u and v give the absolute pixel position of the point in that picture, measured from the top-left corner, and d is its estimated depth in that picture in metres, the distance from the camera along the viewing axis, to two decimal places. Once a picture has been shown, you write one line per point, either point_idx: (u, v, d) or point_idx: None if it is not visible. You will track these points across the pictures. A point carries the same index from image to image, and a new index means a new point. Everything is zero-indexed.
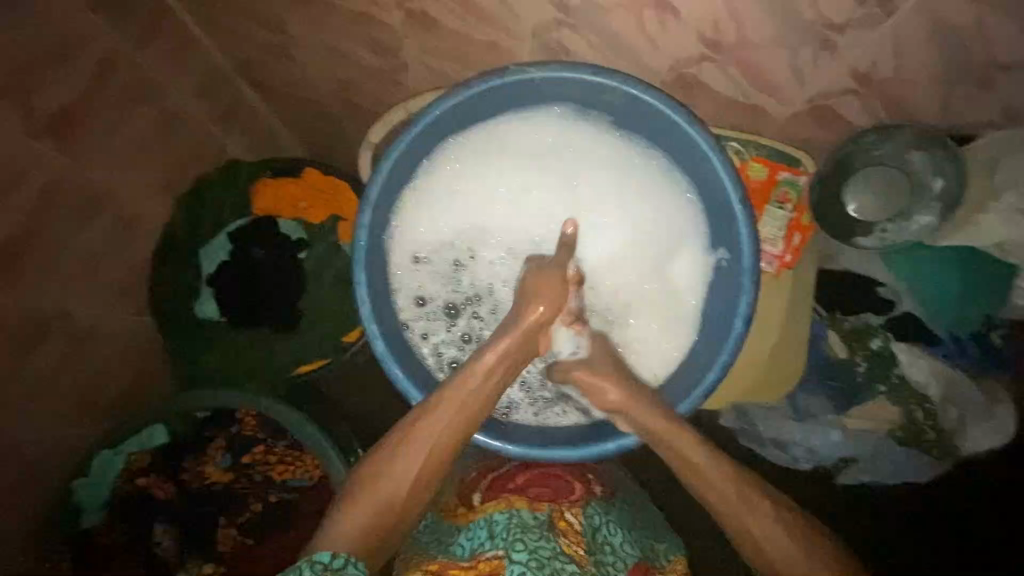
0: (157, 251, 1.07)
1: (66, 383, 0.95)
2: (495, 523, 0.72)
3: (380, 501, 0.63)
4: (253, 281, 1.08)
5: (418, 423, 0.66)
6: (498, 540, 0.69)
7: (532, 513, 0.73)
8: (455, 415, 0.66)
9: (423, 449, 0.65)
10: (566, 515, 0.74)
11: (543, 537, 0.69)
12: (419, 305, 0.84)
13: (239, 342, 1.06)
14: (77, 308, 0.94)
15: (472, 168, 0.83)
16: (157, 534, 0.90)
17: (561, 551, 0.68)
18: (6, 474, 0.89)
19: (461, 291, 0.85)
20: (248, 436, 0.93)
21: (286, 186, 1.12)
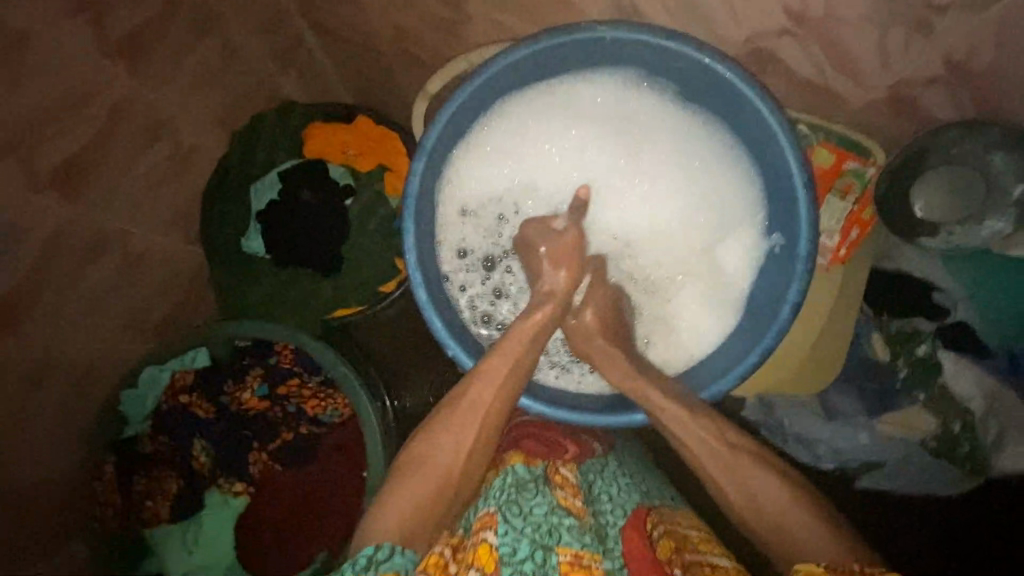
0: (213, 183, 1.09)
1: (120, 300, 0.99)
2: (492, 489, 0.69)
3: (439, 472, 0.69)
4: (298, 222, 1.09)
5: (462, 393, 0.73)
6: (491, 500, 0.67)
7: (525, 468, 0.71)
8: (496, 378, 0.73)
9: (434, 466, 0.70)
10: (561, 470, 0.73)
11: (538, 493, 0.68)
12: (460, 257, 0.84)
13: (281, 279, 1.09)
14: (134, 230, 0.98)
15: (530, 126, 0.81)
16: (195, 451, 0.94)
17: (558, 505, 0.67)
18: (60, 380, 0.94)
19: (500, 244, 0.85)
20: (285, 368, 0.96)
21: (338, 131, 1.14)
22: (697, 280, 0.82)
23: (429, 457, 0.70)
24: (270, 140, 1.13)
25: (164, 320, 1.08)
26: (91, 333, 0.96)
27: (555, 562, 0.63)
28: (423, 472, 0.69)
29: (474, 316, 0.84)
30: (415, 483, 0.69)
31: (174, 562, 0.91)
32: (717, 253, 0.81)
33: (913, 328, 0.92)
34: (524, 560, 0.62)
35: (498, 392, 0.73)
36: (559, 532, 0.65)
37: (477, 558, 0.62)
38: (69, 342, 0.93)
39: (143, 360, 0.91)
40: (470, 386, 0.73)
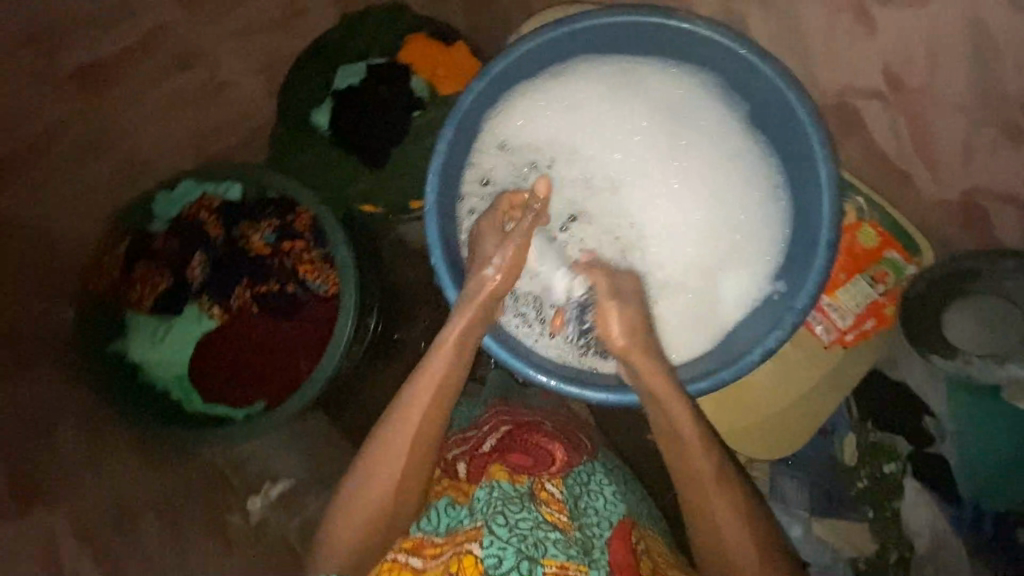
0: (308, 49, 1.18)
1: (191, 113, 1.13)
2: (477, 501, 0.76)
3: (380, 499, 0.73)
4: (367, 113, 1.15)
5: (398, 412, 0.74)
6: (478, 513, 0.74)
7: (511, 484, 0.77)
8: (432, 393, 0.73)
9: (395, 458, 0.73)
10: (546, 486, 0.80)
11: (524, 510, 0.73)
12: (482, 185, 0.85)
13: (330, 157, 1.15)
14: (223, 58, 1.12)
15: (595, 92, 0.83)
16: (193, 262, 1.02)
17: (544, 520, 0.74)
18: (114, 154, 1.07)
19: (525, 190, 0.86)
20: (298, 230, 1.02)
21: (435, 49, 1.18)
22: (691, 296, 0.82)
23: (369, 480, 0.73)
24: (373, 34, 1.20)
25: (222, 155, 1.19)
26: (159, 130, 1.11)
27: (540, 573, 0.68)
28: (363, 501, 0.73)
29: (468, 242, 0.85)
30: (381, 480, 0.73)
31: (137, 344, 0.99)
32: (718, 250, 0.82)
33: (891, 444, 0.87)
34: (509, 570, 0.67)
35: (431, 405, 0.73)
36: (544, 545, 0.70)
37: (461, 566, 0.69)
38: (137, 126, 1.08)
39: (181, 172, 0.98)
40: (405, 403, 0.74)
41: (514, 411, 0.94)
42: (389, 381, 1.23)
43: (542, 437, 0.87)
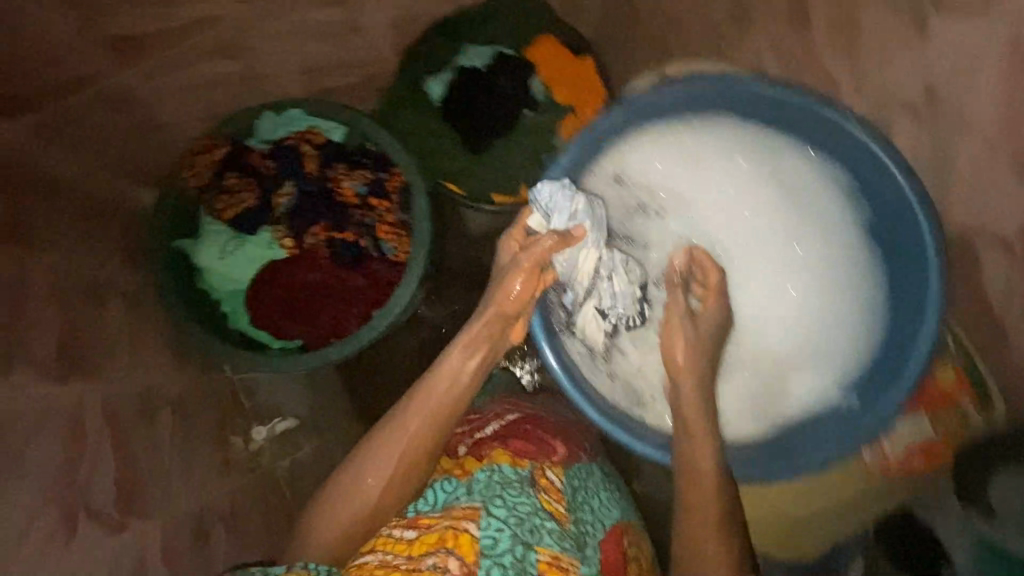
0: (446, 20, 1.21)
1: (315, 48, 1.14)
2: (474, 482, 0.80)
3: (361, 506, 0.74)
4: (481, 97, 1.17)
5: (392, 422, 0.76)
6: (475, 494, 0.77)
7: (512, 469, 0.80)
8: (428, 409, 0.76)
9: (397, 445, 0.75)
10: (546, 474, 0.83)
11: (523, 494, 0.78)
12: None
13: (433, 126, 1.17)
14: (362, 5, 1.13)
15: (723, 154, 0.82)
16: (283, 190, 1.02)
17: (541, 508, 0.78)
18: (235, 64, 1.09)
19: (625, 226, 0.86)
20: (387, 189, 1.02)
21: (562, 56, 1.20)
22: (756, 379, 0.83)
23: (355, 486, 0.74)
24: (510, 25, 1.22)
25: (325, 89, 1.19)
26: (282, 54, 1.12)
27: (534, 558, 0.72)
28: (345, 501, 0.74)
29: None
30: (382, 465, 0.74)
31: (203, 253, 1.00)
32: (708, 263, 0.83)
33: None
34: (504, 551, 0.71)
35: (428, 420, 0.76)
36: (540, 533, 0.75)
37: (458, 543, 0.71)
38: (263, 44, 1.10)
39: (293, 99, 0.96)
40: (402, 415, 0.76)
41: (519, 403, 0.96)
42: (412, 356, 1.23)
43: (546, 428, 0.90)
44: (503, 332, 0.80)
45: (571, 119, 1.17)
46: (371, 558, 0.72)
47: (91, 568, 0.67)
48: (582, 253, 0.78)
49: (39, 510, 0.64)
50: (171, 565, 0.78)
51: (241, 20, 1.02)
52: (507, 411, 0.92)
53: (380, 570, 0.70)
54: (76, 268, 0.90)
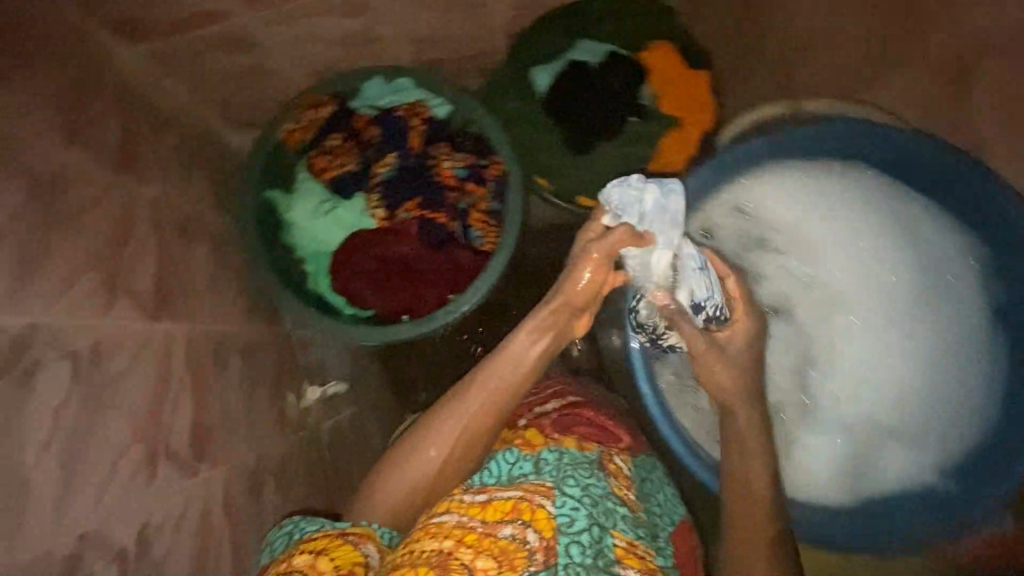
0: (565, 9, 1.16)
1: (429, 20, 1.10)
2: (542, 463, 0.77)
3: (419, 481, 0.75)
4: (588, 95, 1.14)
5: (449, 401, 0.77)
6: (545, 472, 0.75)
7: (581, 451, 0.81)
8: (485, 393, 0.76)
9: (456, 422, 0.75)
10: (615, 460, 0.84)
11: (593, 476, 0.76)
12: (701, 236, 0.79)
13: (535, 118, 1.15)
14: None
15: (860, 204, 0.77)
16: (383, 160, 1.00)
17: (613, 493, 0.78)
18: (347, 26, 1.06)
19: (739, 260, 0.80)
20: (485, 176, 1.00)
21: (678, 66, 1.15)
22: (851, 435, 0.82)
23: (413, 461, 0.75)
24: (630, 25, 1.18)
25: (429, 56, 1.15)
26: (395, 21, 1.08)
27: (610, 542, 0.72)
28: (403, 475, 0.75)
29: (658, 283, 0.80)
30: (441, 441, 0.75)
31: (297, 211, 0.99)
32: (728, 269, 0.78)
33: None
34: (580, 530, 0.69)
35: (486, 402, 0.75)
36: (615, 518, 0.74)
37: (533, 516, 0.69)
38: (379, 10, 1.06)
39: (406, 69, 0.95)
40: (461, 396, 0.76)
41: (570, 386, 0.98)
42: (471, 344, 1.21)
43: (606, 417, 0.91)
44: (568, 321, 0.77)
45: (675, 133, 1.14)
46: (441, 520, 0.69)
47: (168, 514, 0.66)
48: (655, 255, 0.72)
49: (127, 449, 0.63)
50: (229, 515, 0.78)
51: None
52: (566, 394, 0.93)
53: (458, 531, 0.67)
54: (167, 200, 0.89)
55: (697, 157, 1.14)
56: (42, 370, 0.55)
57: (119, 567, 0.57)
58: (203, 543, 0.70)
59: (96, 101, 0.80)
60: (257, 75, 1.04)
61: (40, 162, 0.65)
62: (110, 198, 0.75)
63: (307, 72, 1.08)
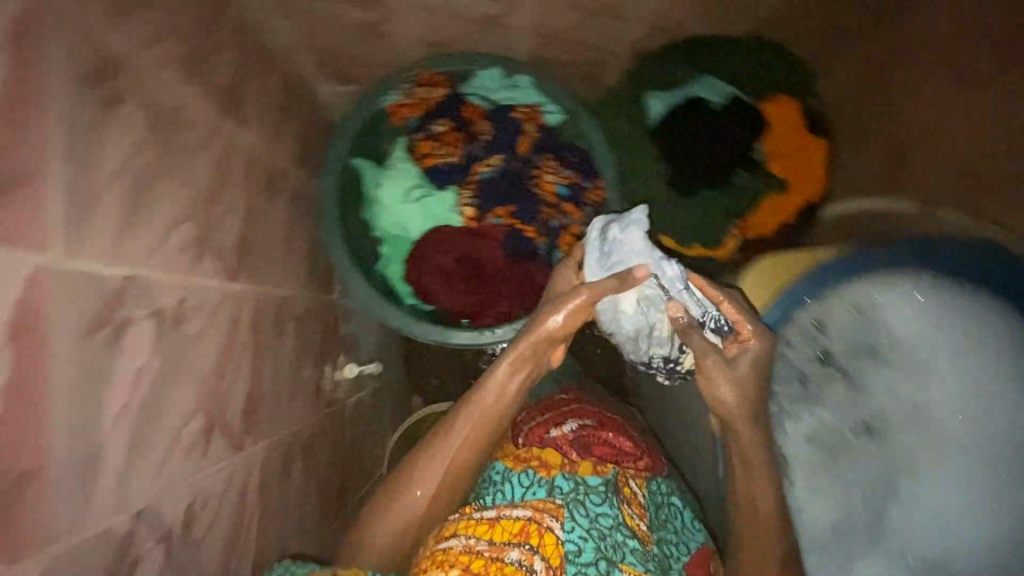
0: (699, 39, 1.09)
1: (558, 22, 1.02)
2: (555, 487, 0.76)
3: (411, 514, 0.76)
4: (701, 136, 1.07)
5: (438, 433, 0.78)
6: (558, 491, 0.75)
7: (595, 479, 0.78)
8: (472, 424, 0.77)
9: (444, 455, 0.77)
10: (629, 483, 0.81)
11: (605, 503, 0.76)
12: (815, 327, 0.77)
13: (641, 146, 1.10)
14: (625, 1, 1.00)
15: (1013, 349, 0.64)
16: (485, 160, 0.95)
17: (624, 523, 0.76)
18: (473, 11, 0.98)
19: (847, 361, 0.76)
20: (583, 199, 0.96)
21: (800, 127, 1.08)
22: None
23: (406, 491, 0.76)
24: (762, 70, 1.09)
25: (547, 53, 1.09)
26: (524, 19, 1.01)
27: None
28: (397, 506, 0.76)
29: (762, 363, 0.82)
30: (432, 475, 0.76)
31: (386, 192, 0.94)
32: (722, 292, 0.74)
33: None
34: (587, 562, 0.71)
35: (472, 432, 0.77)
36: (622, 551, 0.73)
37: (543, 542, 0.72)
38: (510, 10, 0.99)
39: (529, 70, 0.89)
40: (452, 427, 0.77)
41: (585, 401, 0.92)
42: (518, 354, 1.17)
43: (620, 428, 0.87)
44: (545, 352, 0.79)
45: (777, 198, 1.09)
46: (452, 542, 0.72)
47: (214, 491, 0.63)
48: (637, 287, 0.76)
49: (188, 419, 0.59)
50: (260, 493, 0.74)
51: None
52: (579, 410, 0.88)
53: (464, 557, 0.69)
54: (261, 149, 0.84)
55: (793, 227, 1.11)
56: (129, 329, 0.50)
57: (164, 547, 0.54)
58: (237, 522, 0.67)
59: (220, 32, 0.74)
60: (372, 34, 0.98)
61: (161, 95, 0.59)
62: (215, 142, 0.70)
63: (422, 40, 1.02)
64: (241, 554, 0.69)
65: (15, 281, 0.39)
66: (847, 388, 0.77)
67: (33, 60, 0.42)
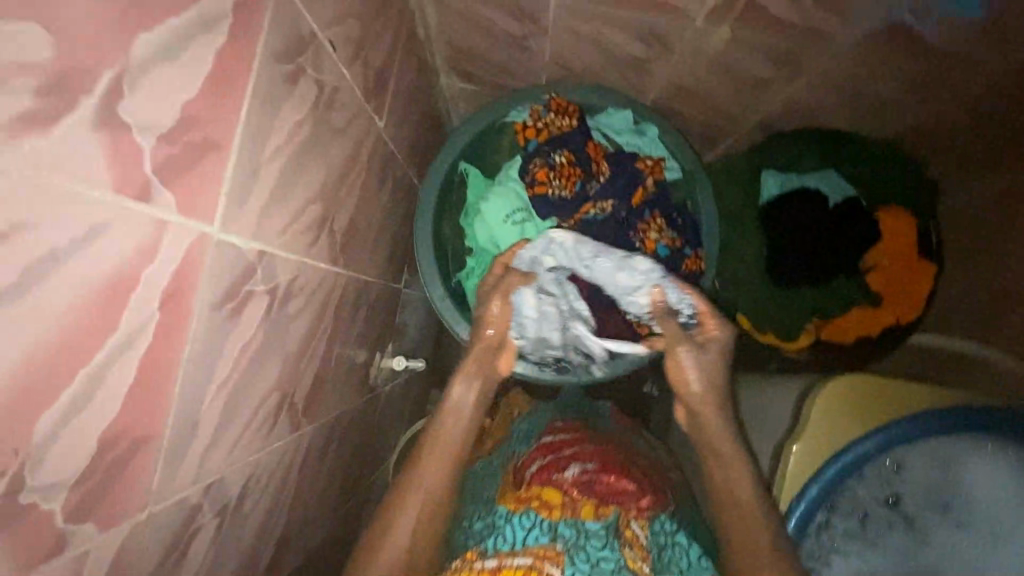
0: (833, 132, 1.04)
1: (700, 81, 0.98)
2: (560, 531, 0.65)
3: (387, 568, 0.64)
4: (811, 229, 1.03)
5: (408, 480, 0.71)
6: (560, 534, 0.65)
7: (596, 523, 0.67)
8: (438, 459, 0.73)
9: (416, 499, 0.68)
10: (631, 525, 0.69)
11: (607, 547, 0.64)
12: (893, 469, 0.70)
13: (744, 223, 1.10)
14: (773, 82, 0.94)
15: None
16: (594, 198, 0.92)
17: (625, 567, 0.63)
18: (620, 53, 0.94)
19: (916, 512, 0.69)
20: (681, 263, 0.93)
21: (915, 246, 1.01)
22: None
23: (383, 540, 0.65)
24: (897, 178, 1.02)
25: (675, 104, 1.06)
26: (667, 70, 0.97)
27: None
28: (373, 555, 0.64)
29: (824, 491, 0.71)
30: (405, 527, 0.66)
31: (491, 206, 0.92)
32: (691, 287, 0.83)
33: None
34: None
35: (438, 470, 0.72)
36: None
37: None
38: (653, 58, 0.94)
39: (661, 120, 0.92)
40: (421, 470, 0.71)
41: (587, 442, 0.84)
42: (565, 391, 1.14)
43: (621, 471, 0.77)
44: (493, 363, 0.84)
45: (864, 311, 1.02)
46: None
47: (267, 468, 0.62)
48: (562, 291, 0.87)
49: (268, 396, 0.58)
50: (298, 472, 0.74)
51: (661, 28, 0.85)
52: (581, 453, 0.80)
53: None
54: (385, 135, 0.83)
55: (871, 345, 1.03)
56: (249, 303, 0.50)
57: (219, 518, 0.54)
58: (275, 498, 0.67)
59: (383, 20, 0.73)
60: (515, 46, 0.97)
61: (329, 75, 0.59)
62: (354, 125, 0.69)
63: (557, 62, 1.00)
64: (271, 530, 0.68)
65: (183, 250, 0.39)
66: (907, 541, 0.69)
67: (246, 34, 0.42)
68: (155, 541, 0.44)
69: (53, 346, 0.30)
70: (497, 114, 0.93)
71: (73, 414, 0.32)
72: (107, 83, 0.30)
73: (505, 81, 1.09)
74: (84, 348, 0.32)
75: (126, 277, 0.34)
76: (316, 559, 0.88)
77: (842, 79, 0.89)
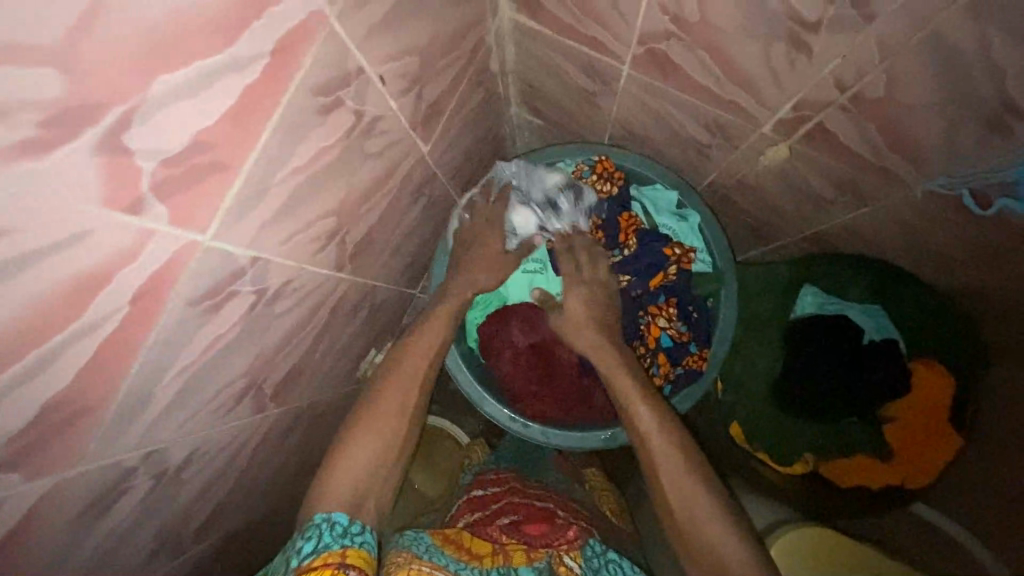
0: (893, 268, 0.94)
1: (760, 182, 0.93)
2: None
3: (359, 471, 0.70)
4: (837, 358, 0.95)
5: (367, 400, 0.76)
6: None
7: (529, 571, 0.67)
8: (395, 385, 0.77)
9: (383, 418, 0.74)
10: (565, 560, 0.69)
11: None
12: None
13: (768, 334, 1.01)
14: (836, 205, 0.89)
15: None
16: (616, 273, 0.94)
17: None
18: (683, 134, 0.92)
19: None
20: (683, 359, 0.94)
21: (943, 411, 0.92)
22: None
23: (357, 449, 0.71)
24: (948, 338, 0.91)
25: (732, 195, 1.02)
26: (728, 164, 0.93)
27: None
28: (349, 456, 0.71)
29: None
30: (371, 441, 0.72)
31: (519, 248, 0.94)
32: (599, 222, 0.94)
33: None
34: None
35: (398, 395, 0.76)
36: None
37: None
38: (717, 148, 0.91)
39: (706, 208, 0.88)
40: (380, 392, 0.76)
41: (514, 492, 0.85)
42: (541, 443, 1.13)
43: (542, 516, 0.78)
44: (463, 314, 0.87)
45: (869, 463, 0.95)
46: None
47: (219, 443, 0.66)
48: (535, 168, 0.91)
49: (233, 381, 0.62)
50: (255, 448, 0.78)
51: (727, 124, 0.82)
52: (502, 506, 0.80)
53: None
54: (429, 157, 0.86)
55: (868, 496, 0.98)
56: (230, 302, 0.53)
57: (152, 482, 0.59)
58: (224, 467, 0.71)
59: (452, 55, 0.76)
60: (585, 99, 0.96)
61: (370, 106, 0.61)
62: (393, 148, 0.72)
63: (622, 125, 0.98)
64: (212, 494, 0.73)
65: (169, 255, 0.43)
66: None
67: (282, 73, 0.45)
68: (75, 492, 0.49)
69: (16, 326, 0.35)
70: (545, 159, 0.92)
71: (20, 383, 0.37)
72: (114, 119, 0.33)
73: (569, 127, 1.08)
74: (41, 333, 0.37)
75: (103, 275, 0.38)
76: (258, 527, 0.93)
77: (907, 222, 0.84)
